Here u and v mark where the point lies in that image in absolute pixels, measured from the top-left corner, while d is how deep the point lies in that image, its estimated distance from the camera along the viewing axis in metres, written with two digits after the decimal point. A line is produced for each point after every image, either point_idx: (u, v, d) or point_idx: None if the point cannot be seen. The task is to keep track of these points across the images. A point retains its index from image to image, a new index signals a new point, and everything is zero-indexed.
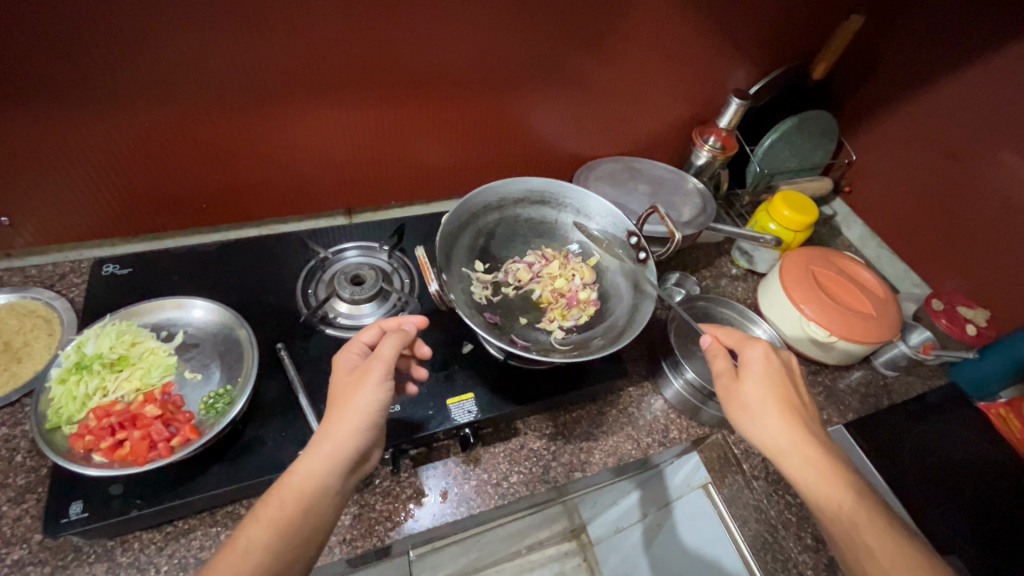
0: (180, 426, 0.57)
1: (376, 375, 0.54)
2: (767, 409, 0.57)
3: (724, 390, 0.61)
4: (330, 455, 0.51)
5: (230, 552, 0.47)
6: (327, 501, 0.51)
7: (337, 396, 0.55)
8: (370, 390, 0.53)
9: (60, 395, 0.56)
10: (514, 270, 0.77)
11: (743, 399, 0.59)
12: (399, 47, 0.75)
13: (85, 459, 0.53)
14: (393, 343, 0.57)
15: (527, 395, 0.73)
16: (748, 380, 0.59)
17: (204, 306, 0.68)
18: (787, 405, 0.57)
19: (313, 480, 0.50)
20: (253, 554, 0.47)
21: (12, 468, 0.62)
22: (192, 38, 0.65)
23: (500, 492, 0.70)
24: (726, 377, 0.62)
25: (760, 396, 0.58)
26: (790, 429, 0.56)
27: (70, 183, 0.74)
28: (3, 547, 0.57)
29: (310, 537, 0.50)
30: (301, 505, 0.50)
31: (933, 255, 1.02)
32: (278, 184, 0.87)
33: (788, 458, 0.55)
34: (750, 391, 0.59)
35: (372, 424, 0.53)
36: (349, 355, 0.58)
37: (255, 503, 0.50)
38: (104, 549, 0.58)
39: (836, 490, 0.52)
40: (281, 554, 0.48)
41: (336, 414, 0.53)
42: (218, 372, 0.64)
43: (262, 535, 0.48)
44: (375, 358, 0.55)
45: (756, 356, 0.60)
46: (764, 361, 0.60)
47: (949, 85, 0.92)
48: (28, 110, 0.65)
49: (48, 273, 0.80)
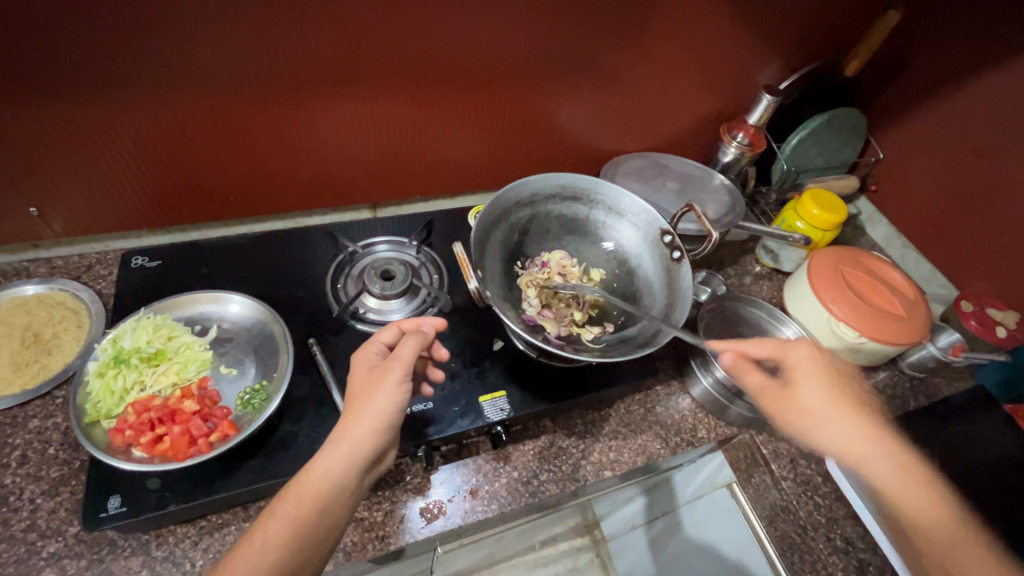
0: (217, 421, 0.57)
1: (393, 377, 0.54)
2: (830, 417, 0.56)
3: (772, 402, 0.59)
4: (348, 454, 0.51)
5: (247, 547, 0.48)
6: (343, 499, 0.51)
7: (355, 394, 0.55)
8: (388, 391, 0.53)
9: (97, 388, 0.55)
10: (557, 262, 0.77)
11: (800, 406, 0.57)
12: (430, 40, 0.74)
13: (125, 454, 0.52)
14: (412, 345, 0.56)
15: (558, 393, 0.72)
16: (802, 387, 0.58)
17: (238, 301, 0.67)
18: (845, 403, 0.57)
19: (333, 479, 0.50)
20: (272, 543, 0.48)
21: (45, 461, 0.62)
22: (224, 30, 0.64)
23: (530, 490, 0.70)
24: (766, 392, 0.60)
25: (816, 401, 0.57)
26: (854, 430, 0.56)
27: (97, 174, 0.73)
28: (38, 539, 0.57)
29: (325, 533, 0.50)
30: (319, 502, 0.50)
31: (961, 255, 1.01)
32: (304, 176, 0.86)
33: (873, 463, 0.54)
34: (808, 399, 0.57)
35: (390, 425, 0.53)
36: (368, 354, 0.59)
37: (273, 499, 0.50)
38: (138, 542, 0.58)
39: (915, 490, 0.53)
40: (298, 551, 0.48)
41: (353, 414, 0.53)
42: (253, 367, 0.63)
43: (279, 531, 0.48)
44: (393, 360, 0.55)
45: (804, 358, 0.59)
46: (814, 363, 0.59)
47: (985, 82, 0.90)
48: (56, 100, 0.64)
49: (74, 265, 0.80)
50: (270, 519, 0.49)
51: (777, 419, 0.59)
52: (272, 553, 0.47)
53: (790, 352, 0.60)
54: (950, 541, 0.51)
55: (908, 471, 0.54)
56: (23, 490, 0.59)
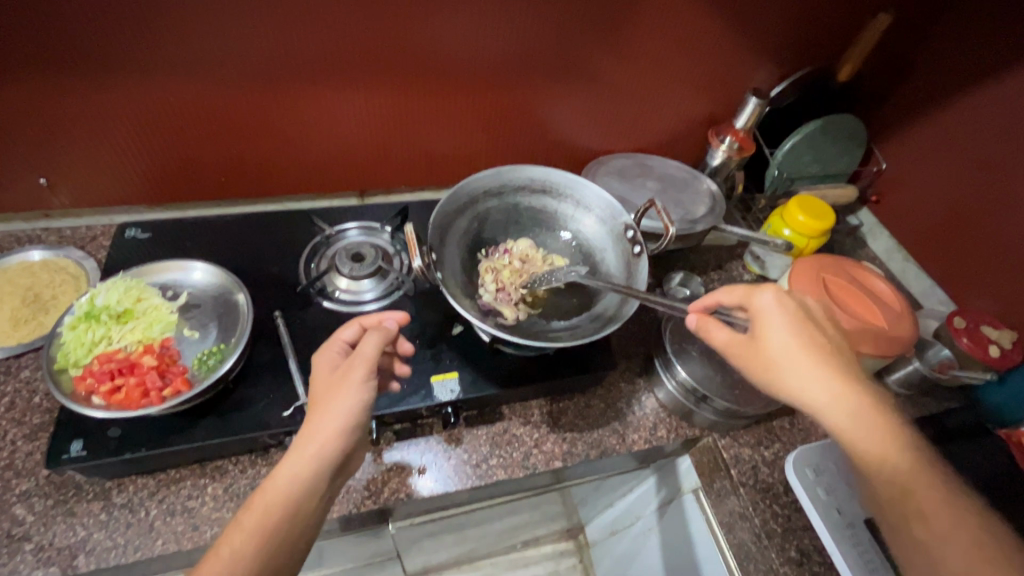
0: (173, 377, 0.61)
1: (358, 374, 0.56)
2: (800, 360, 0.55)
3: (742, 354, 0.58)
4: (314, 456, 0.53)
5: (215, 560, 0.49)
6: (311, 502, 0.53)
7: (320, 394, 0.57)
8: (353, 390, 0.55)
9: (69, 339, 0.60)
10: (517, 249, 0.78)
11: (769, 353, 0.56)
12: (410, 34, 0.77)
13: (85, 400, 0.57)
14: (375, 342, 0.59)
15: (511, 381, 0.73)
16: (767, 332, 0.57)
17: (203, 268, 0.72)
18: (816, 348, 0.55)
19: (299, 482, 0.53)
20: (242, 553, 0.50)
21: (30, 408, 0.67)
22: (213, 20, 0.69)
23: (478, 473, 0.71)
24: (736, 345, 0.59)
25: (788, 344, 0.56)
26: (830, 376, 0.54)
27: (102, 151, 0.80)
28: (13, 477, 0.62)
29: (299, 535, 0.52)
30: (287, 507, 0.52)
31: (962, 271, 0.97)
32: (293, 162, 0.91)
33: (847, 408, 0.52)
34: (773, 343, 0.57)
35: (357, 423, 0.55)
36: (331, 354, 0.61)
37: (239, 510, 0.52)
38: (101, 488, 0.63)
39: (893, 448, 0.51)
40: (271, 556, 0.50)
41: (317, 414, 0.55)
42: (215, 332, 0.67)
43: (249, 539, 0.50)
44: (357, 358, 0.57)
45: (765, 304, 0.59)
46: (778, 305, 0.58)
47: (988, 91, 0.87)
48: (63, 80, 0.70)
49: (80, 235, 0.87)
50: (238, 529, 0.51)
51: (747, 373, 0.58)
52: (244, 561, 0.49)
53: (755, 297, 0.60)
54: (921, 503, 0.49)
55: (880, 418, 0.52)
56: (7, 432, 0.65)
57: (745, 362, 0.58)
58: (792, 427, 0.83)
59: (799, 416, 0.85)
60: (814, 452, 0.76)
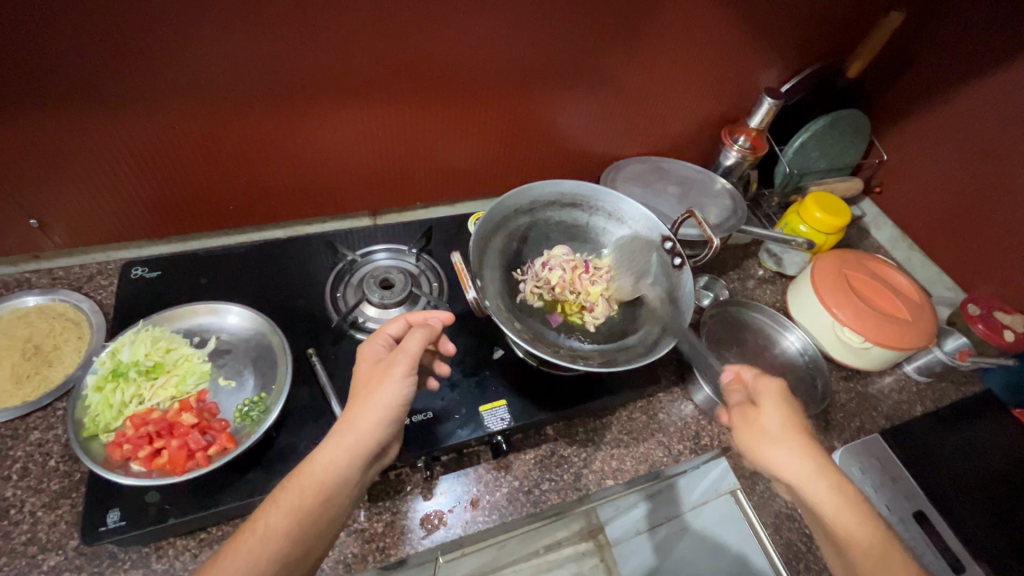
0: (216, 434, 0.58)
1: (399, 370, 0.54)
2: (795, 443, 0.55)
3: (740, 420, 0.59)
4: (352, 446, 0.51)
5: (249, 534, 0.47)
6: (345, 493, 0.51)
7: (361, 387, 0.55)
8: (394, 385, 0.53)
9: (96, 402, 0.56)
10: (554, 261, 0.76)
11: (761, 427, 0.57)
12: (428, 47, 0.73)
13: (122, 468, 0.53)
14: (419, 338, 0.56)
15: (559, 402, 0.72)
16: (766, 409, 0.58)
17: (238, 312, 0.68)
18: (808, 438, 0.56)
19: (336, 471, 0.50)
20: (273, 533, 0.47)
21: (46, 473, 0.62)
22: (221, 42, 0.64)
23: (532, 499, 0.69)
24: (740, 407, 0.60)
25: (780, 424, 0.57)
26: (809, 461, 0.54)
27: (97, 186, 0.73)
28: (39, 553, 0.57)
29: (326, 525, 0.50)
30: (322, 495, 0.49)
31: (967, 257, 1.00)
32: (304, 185, 0.86)
33: (813, 489, 0.53)
34: (767, 419, 0.57)
35: (394, 419, 0.53)
36: (375, 347, 0.59)
37: (275, 487, 0.50)
38: (138, 555, 0.58)
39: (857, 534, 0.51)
40: (297, 544, 0.48)
41: (357, 405, 0.53)
42: (252, 379, 0.64)
43: (282, 521, 0.48)
44: (401, 353, 0.55)
45: (772, 388, 0.60)
46: (780, 392, 0.59)
47: (991, 83, 0.89)
48: (51, 110, 0.63)
49: (75, 275, 0.80)
50: (272, 509, 0.48)
51: (738, 434, 0.59)
52: (274, 543, 0.47)
53: (763, 380, 0.61)
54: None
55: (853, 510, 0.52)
56: (24, 502, 0.60)
57: (739, 427, 0.59)
58: (827, 425, 0.84)
59: (832, 413, 0.85)
60: (855, 451, 0.81)
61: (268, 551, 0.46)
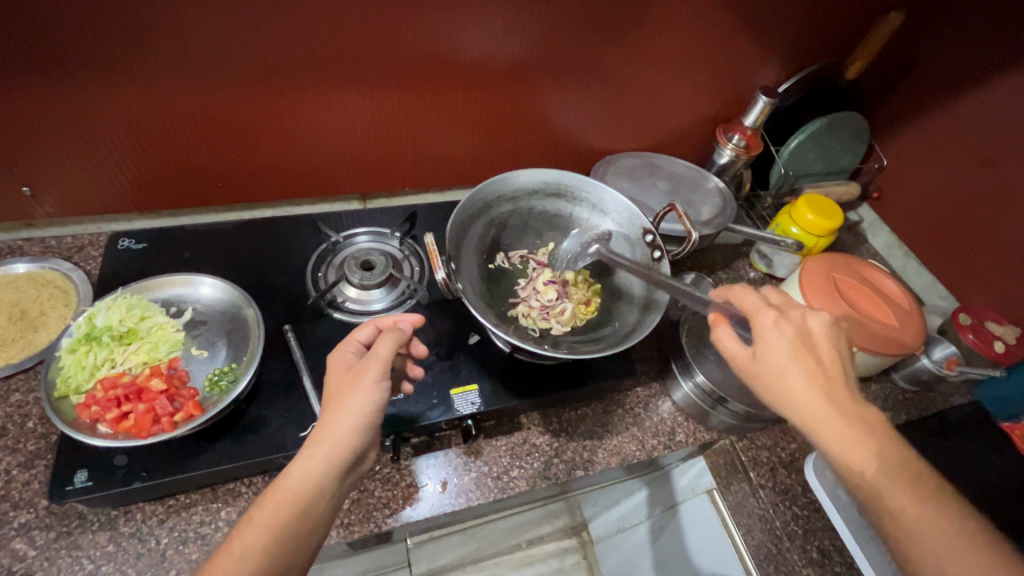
0: (184, 401, 0.59)
1: (372, 375, 0.53)
2: (793, 379, 0.49)
3: (733, 359, 0.53)
4: (327, 455, 0.51)
5: (225, 555, 0.46)
6: (321, 502, 0.50)
7: (333, 395, 0.54)
8: (367, 391, 0.53)
9: (69, 363, 0.58)
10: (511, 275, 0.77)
11: (790, 334, 0.51)
12: (417, 33, 0.73)
13: (90, 429, 0.55)
14: (390, 342, 0.56)
15: (531, 390, 0.72)
16: (789, 319, 0.54)
17: (213, 284, 0.70)
18: (813, 370, 0.49)
19: (310, 481, 0.50)
20: (250, 551, 0.47)
21: (24, 434, 0.63)
22: (209, 19, 0.64)
23: (500, 485, 0.70)
24: (761, 315, 0.54)
25: (803, 332, 0.52)
26: (832, 371, 0.50)
27: (88, 158, 0.75)
28: (10, 510, 0.58)
29: (306, 538, 0.49)
30: (297, 506, 0.49)
31: (963, 266, 0.98)
32: (293, 166, 0.87)
33: (816, 425, 0.48)
34: (792, 327, 0.53)
35: (370, 425, 0.53)
36: (345, 354, 0.58)
37: (250, 506, 0.49)
38: (107, 518, 0.59)
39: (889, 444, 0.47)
40: (277, 559, 0.47)
41: (331, 415, 0.52)
42: (224, 350, 0.66)
43: (259, 537, 0.47)
44: (371, 358, 0.55)
45: (791, 304, 0.56)
46: (779, 325, 0.52)
47: (993, 90, 0.87)
48: (41, 81, 0.65)
49: (66, 245, 0.82)
50: (247, 526, 0.48)
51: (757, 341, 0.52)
52: (251, 561, 0.46)
53: (775, 296, 0.58)
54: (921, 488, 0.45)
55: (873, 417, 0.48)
56: (0, 461, 0.61)
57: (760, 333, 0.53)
58: None
59: None
60: None
61: (244, 568, 0.45)
